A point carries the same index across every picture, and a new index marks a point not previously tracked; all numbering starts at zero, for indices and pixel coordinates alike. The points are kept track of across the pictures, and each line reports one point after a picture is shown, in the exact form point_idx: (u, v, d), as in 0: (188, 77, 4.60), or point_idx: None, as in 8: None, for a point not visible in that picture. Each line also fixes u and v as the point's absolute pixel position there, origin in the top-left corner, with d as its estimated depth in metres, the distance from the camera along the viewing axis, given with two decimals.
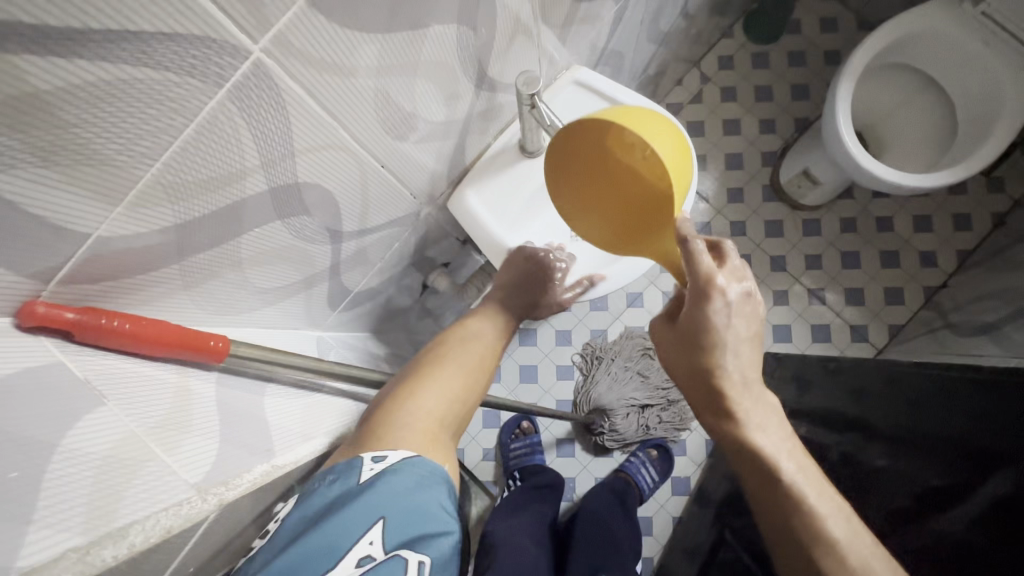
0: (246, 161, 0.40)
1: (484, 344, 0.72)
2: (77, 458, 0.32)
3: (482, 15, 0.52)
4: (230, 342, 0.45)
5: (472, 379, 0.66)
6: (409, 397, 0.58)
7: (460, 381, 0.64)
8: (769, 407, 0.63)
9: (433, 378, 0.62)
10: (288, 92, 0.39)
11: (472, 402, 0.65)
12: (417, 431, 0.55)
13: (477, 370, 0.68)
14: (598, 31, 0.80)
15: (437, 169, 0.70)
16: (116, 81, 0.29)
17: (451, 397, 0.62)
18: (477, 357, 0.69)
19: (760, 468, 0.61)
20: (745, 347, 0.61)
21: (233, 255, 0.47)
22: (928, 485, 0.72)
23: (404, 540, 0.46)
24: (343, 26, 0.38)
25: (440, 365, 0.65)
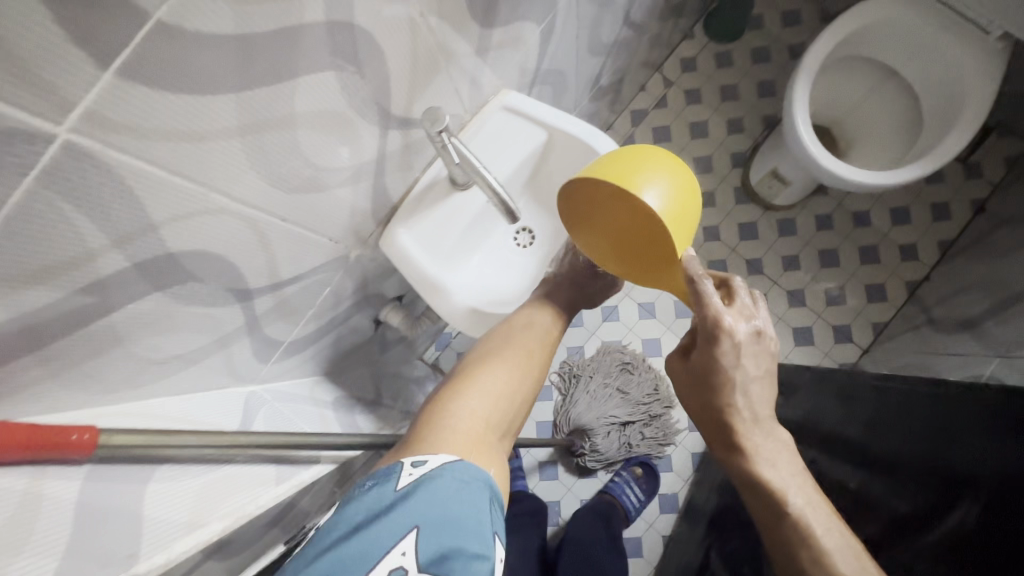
0: (91, 241, 0.37)
1: (539, 341, 0.73)
2: None
3: (368, 57, 0.49)
4: (97, 434, 0.41)
5: (522, 387, 0.67)
6: (456, 402, 0.60)
7: (512, 386, 0.65)
8: (780, 443, 0.64)
9: (478, 385, 0.63)
10: (125, 167, 0.35)
11: (524, 409, 0.67)
12: (463, 433, 0.55)
13: (530, 371, 0.69)
14: (525, 52, 0.76)
15: (358, 210, 0.66)
16: None
17: (499, 402, 0.62)
18: (536, 359, 0.71)
19: (764, 499, 0.62)
20: (759, 383, 0.64)
21: (104, 333, 0.44)
22: (913, 505, 0.69)
23: (439, 555, 0.43)
24: (178, 91, 0.35)
25: (492, 367, 0.66)
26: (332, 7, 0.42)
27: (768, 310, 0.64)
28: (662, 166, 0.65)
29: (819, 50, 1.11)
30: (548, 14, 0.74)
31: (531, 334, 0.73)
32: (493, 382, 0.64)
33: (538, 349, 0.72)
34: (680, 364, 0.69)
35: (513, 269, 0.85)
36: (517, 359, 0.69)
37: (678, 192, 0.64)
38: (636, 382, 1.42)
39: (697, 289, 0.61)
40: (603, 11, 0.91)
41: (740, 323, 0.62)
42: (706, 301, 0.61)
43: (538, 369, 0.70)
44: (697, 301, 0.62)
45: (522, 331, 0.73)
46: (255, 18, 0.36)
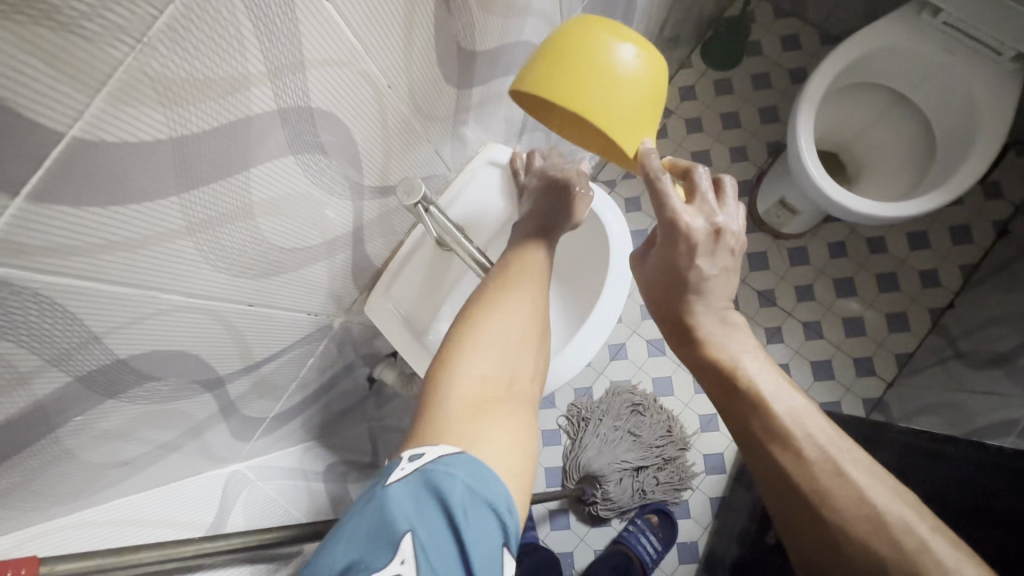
0: (22, 364, 0.34)
1: (539, 269, 0.61)
2: None
3: (329, 137, 0.46)
4: (37, 562, 0.38)
5: (534, 329, 0.56)
6: (453, 363, 0.50)
7: (511, 324, 0.54)
8: (738, 331, 0.60)
9: (478, 335, 0.53)
10: (53, 291, 0.33)
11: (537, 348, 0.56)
12: (467, 401, 0.47)
13: (530, 305, 0.57)
14: (510, 104, 0.73)
15: (336, 282, 0.63)
16: None
17: (495, 345, 0.52)
18: (530, 287, 0.59)
19: (719, 379, 0.59)
20: (720, 281, 0.59)
21: (48, 456, 0.41)
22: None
23: (444, 557, 0.37)
24: (108, 204, 0.32)
25: (489, 304, 0.56)
26: (283, 96, 0.39)
27: (734, 188, 0.60)
28: (613, 25, 0.54)
29: (822, 77, 1.07)
30: None
31: (529, 265, 0.61)
32: (493, 326, 0.54)
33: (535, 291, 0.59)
34: (641, 267, 0.64)
35: None
36: (515, 291, 0.57)
37: (644, 53, 0.54)
38: (648, 424, 1.36)
39: (655, 187, 0.55)
40: None
41: (698, 219, 0.56)
42: (665, 200, 0.55)
43: (540, 302, 0.58)
44: (654, 201, 0.56)
45: (518, 264, 0.61)
46: (191, 116, 0.33)
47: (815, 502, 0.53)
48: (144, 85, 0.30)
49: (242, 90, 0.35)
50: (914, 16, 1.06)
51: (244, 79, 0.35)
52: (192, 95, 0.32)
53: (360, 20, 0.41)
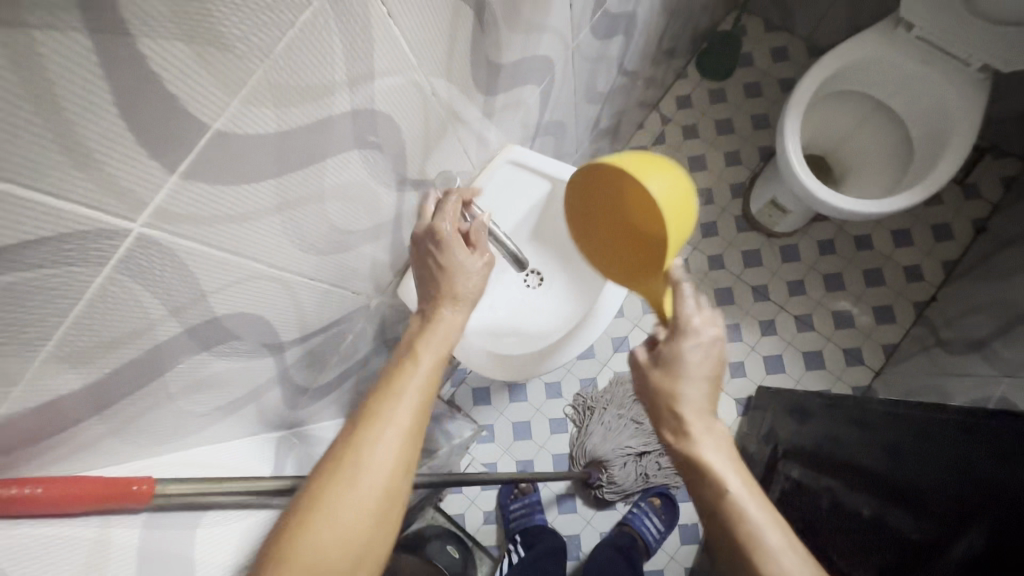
0: (151, 314, 0.42)
1: (399, 420, 0.51)
2: None
3: (385, 133, 0.55)
4: (154, 483, 0.46)
5: (381, 515, 0.48)
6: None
7: (348, 518, 0.46)
8: (722, 435, 0.57)
9: (299, 547, 0.45)
10: (184, 251, 0.41)
11: (386, 529, 0.49)
12: None
13: (376, 482, 0.48)
14: (527, 109, 0.82)
15: (377, 264, 0.72)
16: (7, 285, 0.31)
17: (317, 555, 0.45)
18: (387, 446, 0.49)
19: (700, 484, 0.54)
20: (702, 374, 0.58)
21: (160, 393, 0.49)
22: (885, 565, 0.74)
23: None
24: (230, 183, 0.41)
25: (335, 476, 0.48)
26: (357, 100, 0.48)
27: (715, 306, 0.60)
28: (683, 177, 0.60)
29: (807, 86, 1.16)
30: (545, 76, 0.80)
31: (389, 417, 0.51)
32: (327, 519, 0.46)
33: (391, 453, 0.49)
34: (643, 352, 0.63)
35: (525, 308, 0.88)
36: (366, 463, 0.48)
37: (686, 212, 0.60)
38: None
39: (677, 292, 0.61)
40: (597, 66, 0.97)
41: (707, 327, 0.59)
42: (680, 300, 0.60)
43: (392, 472, 0.49)
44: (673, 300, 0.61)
45: (373, 418, 0.50)
46: (296, 115, 0.42)
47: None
48: (265, 91, 0.38)
49: (331, 94, 0.44)
50: (890, 30, 1.16)
51: (333, 86, 0.44)
52: (296, 99, 0.41)
53: (417, 39, 0.50)
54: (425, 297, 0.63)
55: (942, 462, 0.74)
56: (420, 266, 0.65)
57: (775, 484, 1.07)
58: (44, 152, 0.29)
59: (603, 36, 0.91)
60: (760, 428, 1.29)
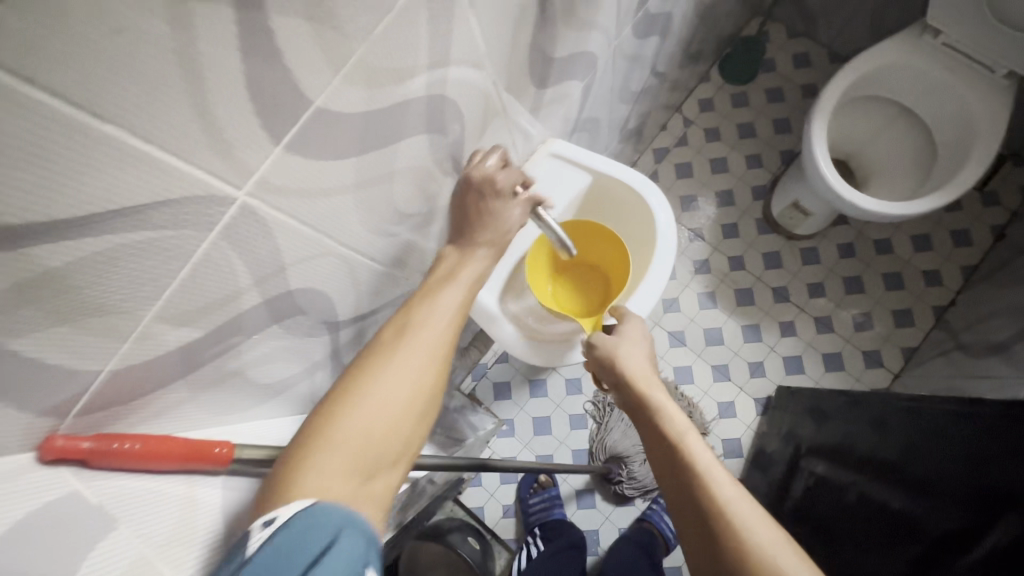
0: (240, 282, 0.44)
1: (439, 333, 0.55)
2: None
3: (450, 119, 0.57)
4: (234, 447, 0.47)
5: (419, 413, 0.50)
6: (307, 458, 0.44)
7: (392, 409, 0.48)
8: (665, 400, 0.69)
9: (345, 427, 0.46)
10: (274, 222, 0.43)
11: (419, 429, 0.51)
12: (338, 468, 0.44)
13: (419, 380, 0.51)
14: (569, 104, 0.85)
15: (427, 250, 0.74)
16: (131, 243, 0.33)
17: (361, 436, 0.46)
18: (431, 352, 0.53)
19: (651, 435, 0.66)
20: (642, 352, 0.74)
21: (235, 363, 0.51)
22: (913, 558, 0.78)
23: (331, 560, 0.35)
24: (321, 159, 0.43)
25: (381, 367, 0.50)
26: (432, 85, 0.50)
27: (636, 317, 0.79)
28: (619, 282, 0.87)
29: (835, 89, 1.18)
30: (589, 72, 0.83)
31: (431, 328, 0.55)
32: (373, 405, 0.48)
33: (431, 361, 0.52)
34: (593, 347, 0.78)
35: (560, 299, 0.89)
36: (408, 365, 0.51)
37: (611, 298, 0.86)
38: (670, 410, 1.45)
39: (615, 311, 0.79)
40: (633, 65, 0.99)
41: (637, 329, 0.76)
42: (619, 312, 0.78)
43: (433, 376, 0.52)
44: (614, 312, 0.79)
45: (418, 327, 0.54)
46: (382, 97, 0.45)
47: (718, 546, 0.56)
48: (359, 71, 0.41)
49: (412, 78, 0.47)
50: (917, 36, 1.18)
51: (414, 70, 0.46)
52: (384, 81, 0.44)
53: (488, 30, 0.53)
54: (462, 234, 0.66)
55: (960, 463, 0.77)
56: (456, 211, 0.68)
57: (799, 479, 1.08)
58: (182, 119, 0.31)
59: (641, 35, 0.94)
60: (780, 427, 1.30)
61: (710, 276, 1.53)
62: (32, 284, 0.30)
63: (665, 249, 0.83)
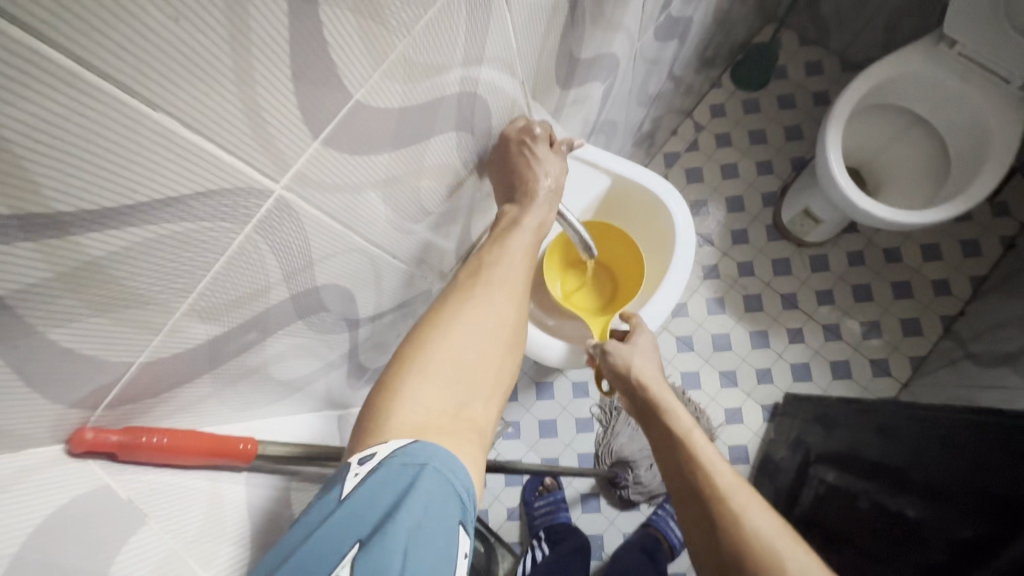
0: (270, 277, 0.44)
1: (506, 281, 0.60)
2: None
3: (478, 116, 0.57)
4: (258, 444, 0.47)
5: (499, 348, 0.55)
6: (401, 387, 0.49)
7: (474, 342, 0.54)
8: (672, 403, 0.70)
9: (433, 360, 0.51)
10: (307, 217, 0.43)
11: (503, 363, 0.55)
12: (433, 398, 0.48)
13: (497, 318, 0.57)
14: (589, 106, 0.84)
15: (446, 250, 0.73)
16: (172, 235, 0.33)
17: (452, 368, 0.51)
18: (500, 296, 0.59)
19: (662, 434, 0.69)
20: (650, 355, 0.75)
21: (259, 358, 0.51)
22: (934, 564, 0.76)
23: (424, 505, 0.38)
24: (356, 154, 0.43)
25: (459, 312, 0.55)
26: (465, 81, 0.50)
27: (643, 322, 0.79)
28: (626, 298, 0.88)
29: (850, 96, 1.18)
30: (610, 74, 0.82)
31: (501, 277, 0.60)
32: (454, 342, 0.53)
33: (503, 303, 0.58)
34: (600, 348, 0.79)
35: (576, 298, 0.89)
36: (482, 308, 0.57)
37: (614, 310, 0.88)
38: None
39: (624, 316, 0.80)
40: (652, 68, 0.99)
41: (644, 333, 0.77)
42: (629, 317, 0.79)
43: (505, 317, 0.58)
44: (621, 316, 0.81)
45: (489, 275, 0.60)
46: (418, 93, 0.45)
47: (724, 539, 0.58)
48: (398, 66, 0.40)
49: (446, 74, 0.46)
50: (932, 46, 1.18)
51: (449, 65, 0.46)
52: (421, 77, 0.44)
53: (521, 28, 0.52)
54: (512, 188, 0.66)
55: (967, 472, 0.76)
56: (489, 171, 0.67)
57: (808, 488, 1.10)
58: (230, 110, 0.31)
59: (662, 39, 0.93)
60: (787, 434, 1.29)
61: (719, 281, 1.52)
62: (74, 273, 0.29)
63: (684, 253, 0.83)
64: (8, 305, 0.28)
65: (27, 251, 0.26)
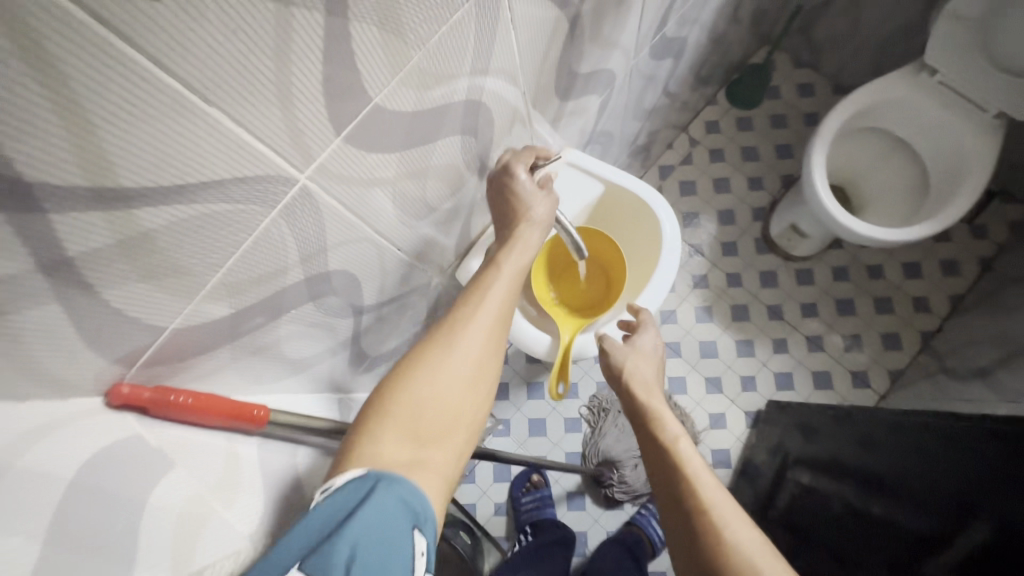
0: (288, 259, 0.49)
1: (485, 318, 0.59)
2: (160, 511, 0.40)
3: (481, 122, 0.62)
4: (270, 411, 0.51)
5: (468, 393, 0.55)
6: (372, 421, 0.51)
7: (442, 387, 0.54)
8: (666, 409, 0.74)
9: (405, 397, 0.52)
10: (326, 205, 0.48)
11: (476, 401, 0.56)
12: (400, 434, 0.50)
13: (476, 354, 0.57)
14: (586, 117, 0.90)
15: (446, 245, 0.78)
16: (213, 213, 0.38)
17: (421, 405, 0.52)
18: (479, 333, 0.58)
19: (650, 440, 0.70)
20: (652, 359, 0.80)
21: (272, 335, 0.55)
22: (896, 559, 0.80)
23: (375, 516, 0.42)
24: (372, 151, 0.48)
25: (439, 346, 0.56)
26: (472, 89, 0.55)
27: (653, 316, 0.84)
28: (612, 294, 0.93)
29: (836, 118, 1.24)
30: (607, 88, 0.88)
31: (485, 310, 0.60)
32: (431, 376, 0.54)
33: (483, 340, 0.58)
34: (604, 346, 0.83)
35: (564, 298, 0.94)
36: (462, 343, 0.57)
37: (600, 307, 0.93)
38: None
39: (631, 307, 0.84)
40: (647, 84, 1.05)
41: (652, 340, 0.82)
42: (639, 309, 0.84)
43: (482, 357, 0.57)
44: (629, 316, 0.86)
45: (473, 308, 0.60)
46: (429, 98, 0.50)
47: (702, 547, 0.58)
48: (413, 74, 0.45)
49: (454, 82, 0.52)
50: (915, 74, 1.24)
51: (457, 74, 0.51)
52: (433, 84, 0.49)
53: (525, 44, 0.58)
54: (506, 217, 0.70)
55: (928, 473, 0.81)
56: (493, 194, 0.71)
57: (785, 489, 1.15)
58: (268, 107, 0.36)
59: (657, 57, 0.99)
60: (768, 439, 1.34)
61: (707, 290, 1.58)
62: (129, 241, 0.34)
63: (669, 258, 0.88)
64: (75, 266, 0.32)
65: (96, 218, 0.31)
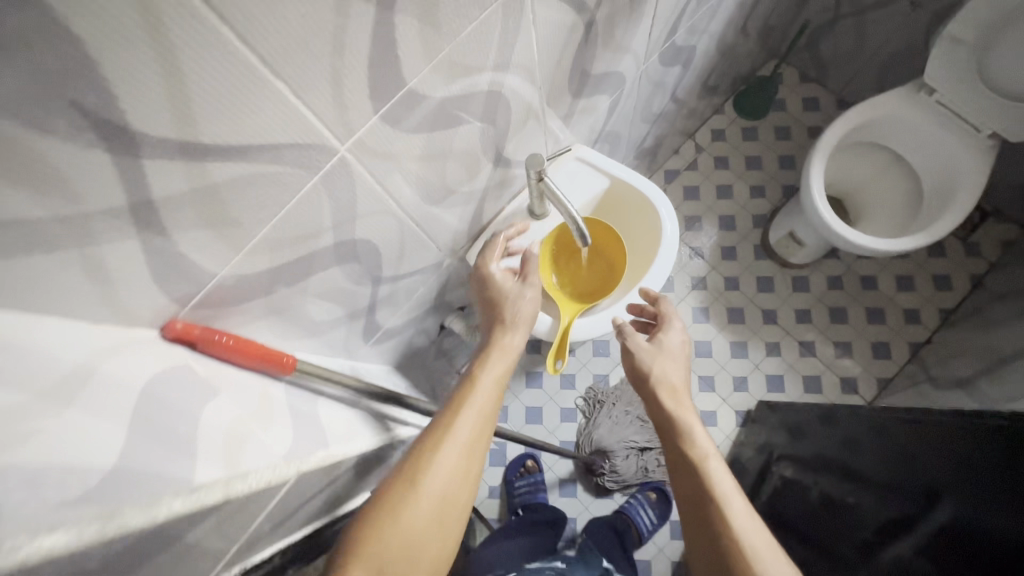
0: (322, 223, 0.54)
1: (465, 433, 0.64)
2: (211, 422, 0.46)
3: (500, 112, 0.68)
4: (296, 358, 0.58)
5: (444, 514, 0.60)
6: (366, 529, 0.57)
7: (422, 508, 0.59)
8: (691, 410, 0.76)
9: (396, 505, 0.58)
10: (360, 176, 0.53)
11: (463, 492, 0.62)
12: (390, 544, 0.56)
13: (463, 452, 0.63)
14: (596, 116, 0.96)
15: (459, 227, 0.84)
16: (269, 171, 0.43)
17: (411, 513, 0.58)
18: (464, 436, 0.64)
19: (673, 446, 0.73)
20: (678, 355, 0.83)
21: (301, 294, 0.61)
22: (862, 540, 0.86)
23: None
24: (405, 130, 0.54)
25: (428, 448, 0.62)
26: (494, 80, 0.61)
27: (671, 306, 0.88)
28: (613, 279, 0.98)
29: (836, 131, 1.30)
30: (618, 89, 0.94)
31: (472, 407, 0.67)
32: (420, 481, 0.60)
33: (469, 438, 0.64)
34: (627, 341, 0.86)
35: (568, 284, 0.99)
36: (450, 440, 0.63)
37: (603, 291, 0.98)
38: None
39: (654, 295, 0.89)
40: (656, 89, 1.11)
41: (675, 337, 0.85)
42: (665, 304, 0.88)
43: (467, 453, 0.63)
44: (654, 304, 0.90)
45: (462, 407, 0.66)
46: (456, 87, 0.55)
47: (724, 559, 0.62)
48: (444, 64, 0.51)
49: (479, 74, 0.57)
50: (915, 92, 1.30)
51: (482, 66, 0.57)
52: (460, 74, 0.55)
53: (543, 43, 0.63)
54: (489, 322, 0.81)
55: (900, 463, 0.86)
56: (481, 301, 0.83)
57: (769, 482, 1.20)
58: (323, 85, 0.41)
59: (667, 63, 1.05)
60: (756, 437, 1.39)
61: (705, 292, 1.63)
62: (200, 189, 0.39)
63: (668, 253, 0.93)
64: (156, 206, 0.38)
65: (178, 166, 0.37)
